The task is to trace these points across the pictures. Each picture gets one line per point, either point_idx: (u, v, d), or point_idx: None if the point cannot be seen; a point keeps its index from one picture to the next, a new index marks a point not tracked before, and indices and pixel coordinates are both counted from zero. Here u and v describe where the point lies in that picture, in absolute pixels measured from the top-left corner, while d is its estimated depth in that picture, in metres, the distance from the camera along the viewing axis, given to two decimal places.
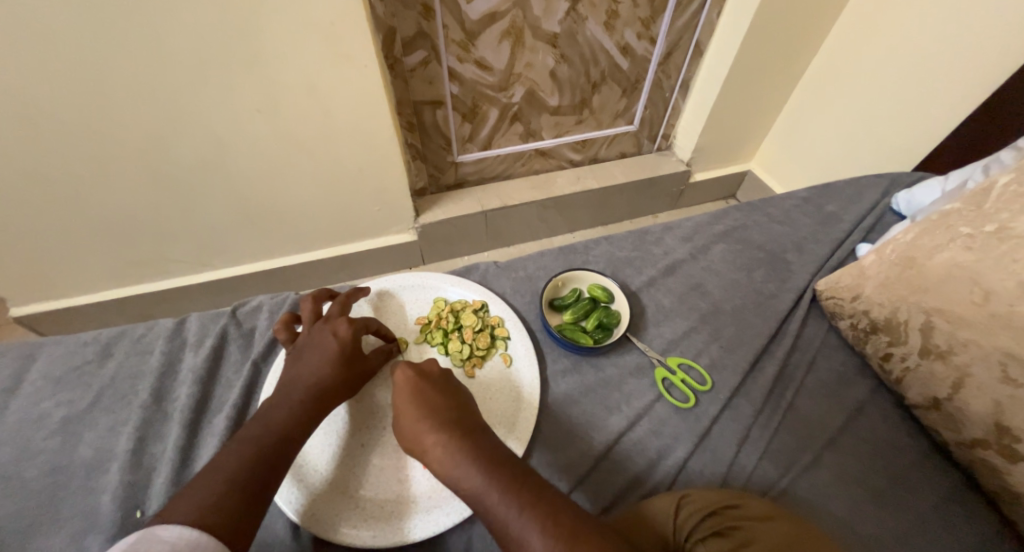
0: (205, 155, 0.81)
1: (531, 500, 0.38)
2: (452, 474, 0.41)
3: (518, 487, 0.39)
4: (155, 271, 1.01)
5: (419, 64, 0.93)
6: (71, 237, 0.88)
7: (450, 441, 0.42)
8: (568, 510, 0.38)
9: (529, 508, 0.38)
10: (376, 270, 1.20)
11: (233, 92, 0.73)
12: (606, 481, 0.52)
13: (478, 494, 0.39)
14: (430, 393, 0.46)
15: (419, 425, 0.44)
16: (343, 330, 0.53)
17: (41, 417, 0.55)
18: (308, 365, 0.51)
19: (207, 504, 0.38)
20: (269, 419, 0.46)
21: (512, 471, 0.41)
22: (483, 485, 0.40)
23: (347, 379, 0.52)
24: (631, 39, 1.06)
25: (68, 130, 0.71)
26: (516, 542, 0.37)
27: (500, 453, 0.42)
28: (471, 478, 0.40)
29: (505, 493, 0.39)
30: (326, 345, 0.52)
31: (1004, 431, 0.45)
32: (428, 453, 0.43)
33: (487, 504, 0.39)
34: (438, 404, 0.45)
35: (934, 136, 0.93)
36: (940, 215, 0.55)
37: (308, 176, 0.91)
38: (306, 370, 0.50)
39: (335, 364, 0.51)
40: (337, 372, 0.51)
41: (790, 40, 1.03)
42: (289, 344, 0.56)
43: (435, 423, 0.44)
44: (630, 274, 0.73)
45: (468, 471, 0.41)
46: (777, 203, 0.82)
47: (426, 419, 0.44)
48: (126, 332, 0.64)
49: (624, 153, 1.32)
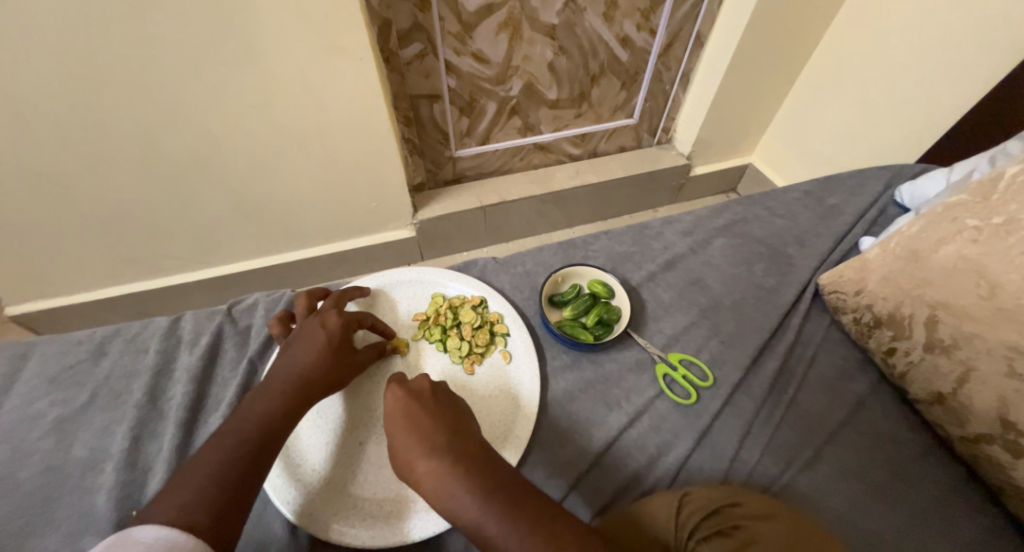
0: (199, 151, 0.80)
1: (532, 526, 0.36)
2: (446, 503, 0.39)
3: (516, 515, 0.37)
4: (151, 269, 1.00)
5: (416, 57, 0.91)
6: (66, 235, 0.87)
7: (443, 467, 0.40)
8: (570, 533, 0.36)
9: (529, 537, 0.36)
10: (373, 267, 1.19)
11: (226, 88, 0.72)
12: (606, 479, 0.52)
13: (475, 523, 0.37)
14: (420, 414, 0.44)
15: (411, 451, 0.42)
16: (332, 322, 0.53)
17: (35, 417, 0.55)
18: (296, 354, 0.50)
19: (189, 502, 0.37)
20: (250, 412, 0.45)
21: (511, 495, 0.39)
22: (480, 513, 0.37)
23: (336, 370, 0.51)
24: (631, 30, 1.04)
25: (59, 126, 0.70)
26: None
27: (497, 476, 0.40)
28: (467, 509, 0.38)
29: (503, 523, 0.37)
30: (315, 335, 0.51)
31: (1010, 426, 0.45)
32: (421, 482, 0.40)
33: (485, 536, 0.37)
34: (429, 427, 0.43)
35: (936, 128, 0.92)
36: (945, 207, 0.54)
37: (304, 172, 0.90)
38: (293, 359, 0.49)
39: (322, 355, 0.50)
40: (323, 362, 0.50)
41: (792, 31, 1.02)
42: (282, 338, 0.55)
43: (427, 450, 0.41)
44: (630, 269, 0.72)
45: (462, 500, 0.38)
46: (778, 196, 0.81)
47: (417, 445, 0.42)
48: (121, 331, 0.63)
49: (624, 147, 1.31)
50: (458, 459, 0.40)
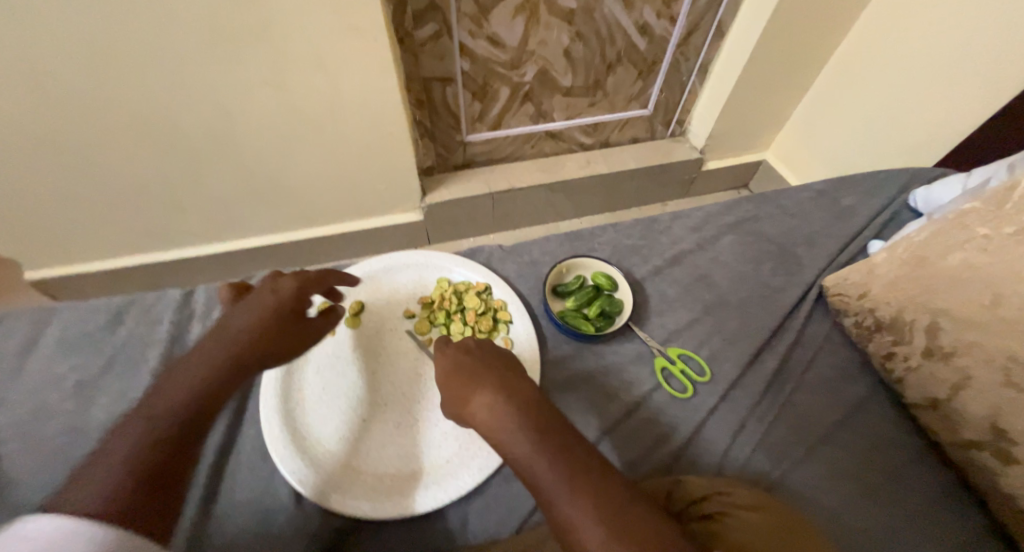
0: (213, 126, 0.81)
1: (582, 470, 0.36)
2: (499, 436, 0.39)
3: (565, 456, 0.37)
4: (165, 241, 1.02)
5: (430, 38, 0.90)
6: (82, 204, 0.89)
7: (498, 402, 0.40)
8: (618, 485, 0.36)
9: (577, 480, 0.35)
10: (382, 248, 1.20)
11: (241, 65, 0.72)
12: (631, 438, 0.56)
13: (527, 461, 0.37)
14: (472, 360, 0.45)
15: (468, 384, 0.43)
16: (283, 286, 0.50)
17: (55, 381, 0.57)
18: (236, 320, 0.46)
19: (105, 488, 0.31)
20: (164, 393, 0.39)
21: (561, 438, 0.38)
22: (532, 452, 0.37)
23: (277, 338, 0.47)
24: (650, 18, 1.02)
25: (76, 97, 0.71)
26: (568, 516, 0.34)
27: (545, 417, 0.40)
28: (519, 442, 0.38)
29: (556, 462, 0.36)
30: (263, 299, 0.48)
31: (1001, 433, 0.45)
32: (473, 413, 0.41)
33: (535, 473, 0.37)
34: (483, 370, 0.44)
35: (958, 131, 0.90)
36: (957, 214, 0.53)
37: (317, 151, 0.90)
38: (238, 325, 0.46)
39: (265, 321, 0.47)
40: (265, 328, 0.47)
41: (818, 24, 0.98)
42: (227, 303, 0.51)
43: (485, 384, 0.42)
44: (635, 263, 0.72)
45: (516, 437, 0.38)
46: (790, 195, 0.80)
47: (472, 380, 0.43)
48: (136, 301, 0.65)
49: (637, 138, 1.29)
50: (513, 396, 0.41)
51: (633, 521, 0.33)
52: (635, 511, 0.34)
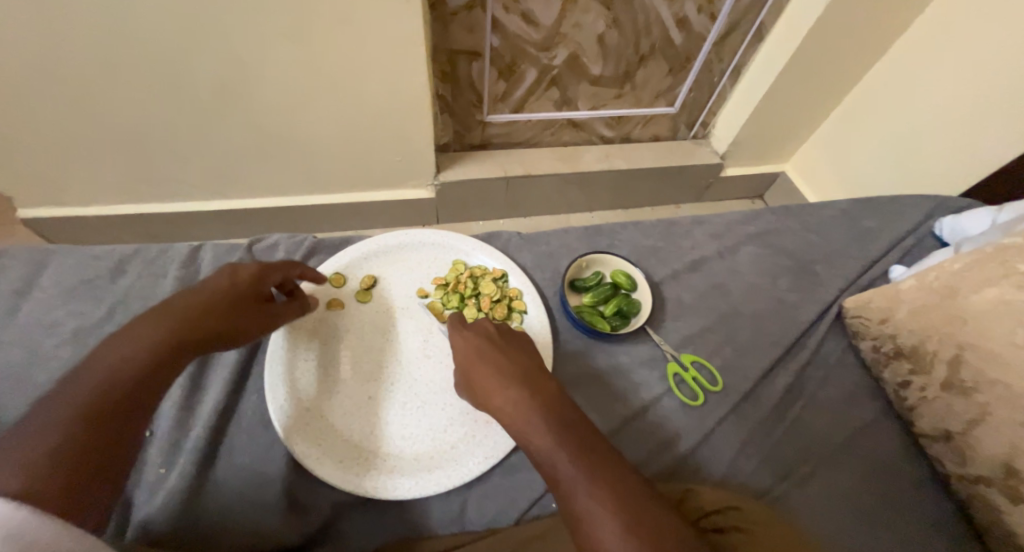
0: (228, 76, 0.77)
1: (602, 468, 0.35)
2: (521, 428, 0.39)
3: (585, 452, 0.36)
4: (166, 191, 0.99)
5: (463, 7, 0.86)
6: (82, 143, 0.85)
7: (521, 395, 0.41)
8: (639, 490, 0.34)
9: (594, 477, 0.34)
10: (388, 223, 1.18)
11: (263, 15, 0.68)
12: (628, 447, 0.55)
13: (547, 454, 0.36)
14: (496, 353, 0.46)
15: (491, 376, 0.43)
16: (244, 270, 0.49)
17: (51, 325, 0.55)
18: (188, 295, 0.44)
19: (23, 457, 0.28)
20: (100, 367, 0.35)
21: (582, 435, 0.38)
22: (552, 445, 0.37)
23: (232, 314, 0.45)
24: (691, 12, 0.98)
25: (84, 29, 0.66)
26: (584, 516, 0.33)
27: (566, 414, 0.40)
28: (539, 434, 0.38)
29: (575, 458, 0.35)
30: (220, 279, 0.47)
31: (1012, 472, 0.45)
32: (496, 406, 0.41)
33: (555, 469, 0.36)
34: (506, 364, 0.44)
35: (988, 163, 0.88)
36: (996, 248, 0.52)
37: (333, 114, 0.87)
38: (189, 298, 0.43)
39: (220, 298, 0.45)
40: (219, 302, 0.44)
41: (861, 38, 0.96)
42: None
43: (508, 377, 0.43)
44: (654, 265, 0.71)
45: (537, 429, 0.38)
46: (814, 212, 0.79)
47: (495, 372, 0.44)
48: (141, 251, 0.63)
49: (658, 136, 1.27)
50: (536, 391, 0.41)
51: (652, 525, 0.31)
52: (655, 516, 0.32)
